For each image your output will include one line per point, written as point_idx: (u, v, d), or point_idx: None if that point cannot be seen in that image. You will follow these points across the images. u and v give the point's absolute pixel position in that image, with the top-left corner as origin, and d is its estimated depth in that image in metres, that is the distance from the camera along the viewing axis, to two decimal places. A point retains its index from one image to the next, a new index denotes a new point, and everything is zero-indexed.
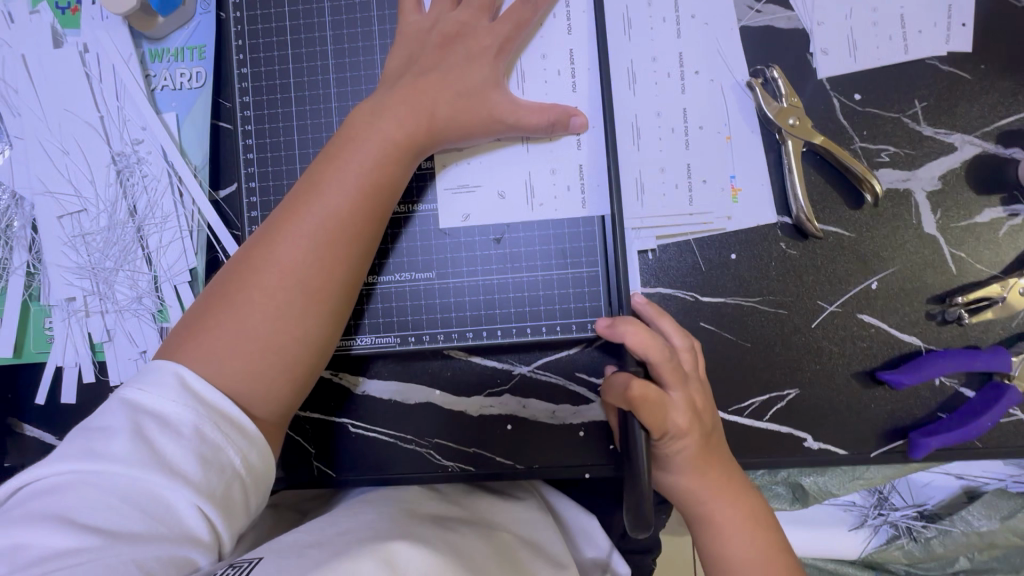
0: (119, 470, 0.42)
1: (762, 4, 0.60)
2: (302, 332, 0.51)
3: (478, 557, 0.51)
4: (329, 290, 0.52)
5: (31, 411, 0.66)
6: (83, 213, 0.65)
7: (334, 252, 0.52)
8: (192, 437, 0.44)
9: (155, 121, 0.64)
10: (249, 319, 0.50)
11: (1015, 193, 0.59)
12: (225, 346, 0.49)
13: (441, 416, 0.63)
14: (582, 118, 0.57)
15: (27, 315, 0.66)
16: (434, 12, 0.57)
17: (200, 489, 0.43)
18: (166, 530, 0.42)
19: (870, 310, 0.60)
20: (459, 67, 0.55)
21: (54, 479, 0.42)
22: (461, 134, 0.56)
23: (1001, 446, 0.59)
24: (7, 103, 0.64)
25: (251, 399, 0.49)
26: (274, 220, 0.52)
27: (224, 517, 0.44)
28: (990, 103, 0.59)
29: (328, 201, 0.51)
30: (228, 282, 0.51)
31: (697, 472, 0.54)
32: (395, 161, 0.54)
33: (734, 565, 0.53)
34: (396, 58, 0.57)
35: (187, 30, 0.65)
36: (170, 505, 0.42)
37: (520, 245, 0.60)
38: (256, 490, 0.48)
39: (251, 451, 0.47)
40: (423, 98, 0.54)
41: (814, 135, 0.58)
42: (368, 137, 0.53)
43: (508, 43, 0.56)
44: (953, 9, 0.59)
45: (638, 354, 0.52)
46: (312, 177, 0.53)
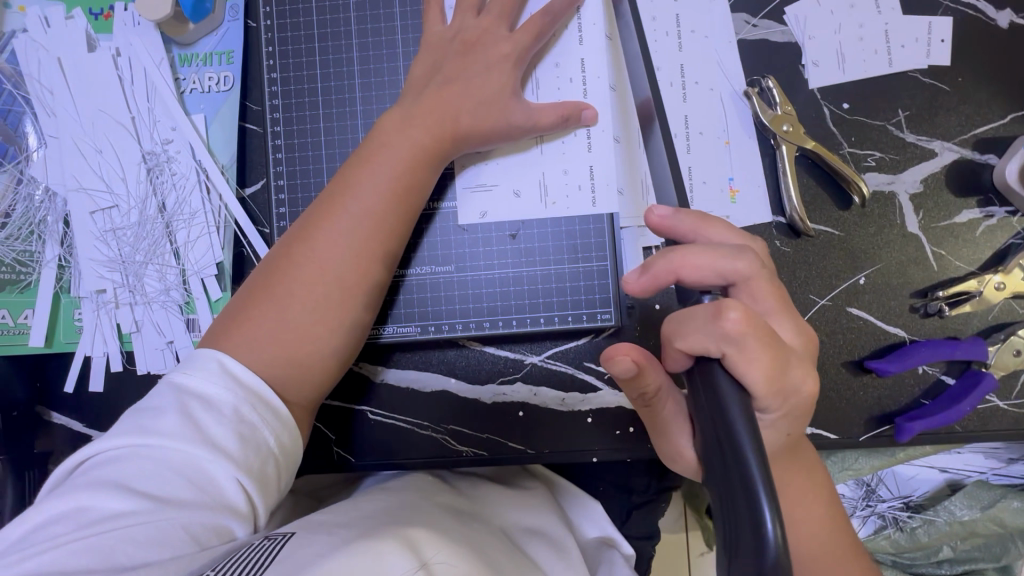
0: (167, 444, 0.46)
1: (758, 19, 0.65)
2: (337, 324, 0.55)
3: (491, 547, 0.53)
4: (362, 285, 0.56)
5: (59, 399, 0.69)
6: (114, 209, 0.68)
7: (367, 250, 0.56)
8: (233, 416, 0.48)
9: (185, 122, 0.67)
10: (289, 310, 0.54)
11: (991, 196, 0.64)
12: (266, 336, 0.53)
13: (457, 402, 0.67)
14: (593, 111, 0.62)
15: (57, 306, 0.69)
16: (456, 23, 0.61)
17: (240, 464, 0.46)
18: (209, 499, 0.45)
19: (858, 304, 0.64)
20: (480, 74, 0.59)
21: (111, 451, 0.46)
22: (481, 137, 0.60)
23: (980, 432, 0.64)
24: (43, 103, 0.68)
25: (289, 384, 0.53)
26: (310, 219, 0.56)
27: (261, 491, 0.48)
28: (966, 113, 0.64)
29: (363, 202, 0.55)
30: (267, 276, 0.55)
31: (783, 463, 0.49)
32: (424, 165, 0.58)
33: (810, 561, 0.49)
34: (421, 66, 0.61)
35: (216, 36, 0.68)
36: (213, 478, 0.46)
37: (534, 241, 0.64)
38: (287, 468, 0.51)
39: (284, 432, 0.51)
40: (448, 105, 0.58)
41: (806, 140, 0.63)
42: (399, 143, 0.57)
43: (525, 52, 0.60)
44: (933, 26, 0.64)
45: (706, 277, 0.43)
46: (346, 179, 0.56)
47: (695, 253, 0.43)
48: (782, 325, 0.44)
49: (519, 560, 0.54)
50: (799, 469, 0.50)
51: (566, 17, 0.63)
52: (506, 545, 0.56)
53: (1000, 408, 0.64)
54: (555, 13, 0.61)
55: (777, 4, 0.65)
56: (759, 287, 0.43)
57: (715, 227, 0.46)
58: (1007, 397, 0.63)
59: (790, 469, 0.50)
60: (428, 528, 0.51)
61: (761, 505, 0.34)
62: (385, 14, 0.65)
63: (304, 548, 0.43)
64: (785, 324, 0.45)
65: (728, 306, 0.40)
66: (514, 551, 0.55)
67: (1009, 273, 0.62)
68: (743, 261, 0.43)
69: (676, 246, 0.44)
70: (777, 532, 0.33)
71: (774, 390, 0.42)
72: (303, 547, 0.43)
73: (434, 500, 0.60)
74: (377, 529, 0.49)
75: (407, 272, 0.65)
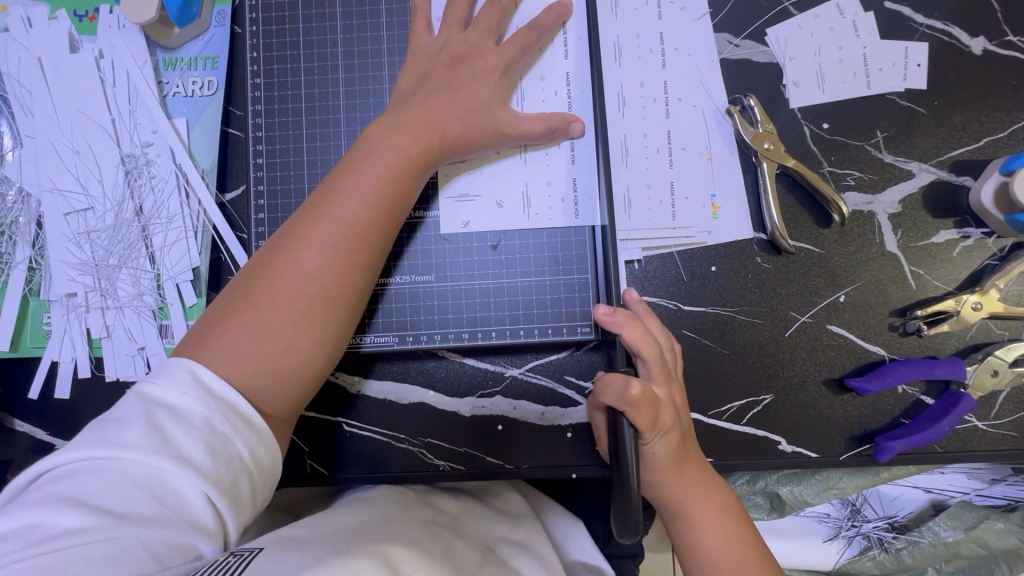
0: (133, 457, 0.44)
1: (740, 40, 0.66)
2: (321, 334, 0.54)
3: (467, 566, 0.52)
4: (345, 294, 0.55)
5: (23, 406, 0.66)
6: (90, 211, 0.66)
7: (351, 259, 0.55)
8: (204, 427, 0.47)
9: (166, 125, 0.66)
10: (269, 321, 0.52)
11: (967, 217, 0.65)
12: (246, 346, 0.52)
13: (435, 415, 0.66)
14: (580, 125, 0.62)
15: (25, 309, 0.67)
16: (443, 35, 0.62)
17: (210, 477, 0.45)
18: (173, 515, 0.44)
19: (839, 321, 0.64)
20: (466, 85, 0.59)
21: (72, 466, 0.45)
22: (465, 147, 0.60)
23: (960, 451, 0.63)
24: (21, 103, 0.66)
25: (269, 395, 0.52)
26: (294, 227, 0.55)
27: (231, 507, 0.46)
28: (942, 136, 0.65)
29: (349, 211, 0.55)
30: (248, 284, 0.54)
31: (674, 470, 0.56)
32: (410, 174, 0.57)
33: (710, 556, 0.55)
34: (408, 76, 0.61)
35: (201, 41, 0.68)
36: (179, 492, 0.44)
37: (516, 252, 0.64)
38: (261, 483, 0.50)
39: (259, 445, 0.50)
40: (435, 116, 0.58)
41: (787, 158, 0.63)
42: (385, 151, 0.57)
43: (511, 66, 0.61)
44: (909, 51, 0.66)
45: (631, 348, 0.55)
46: (331, 188, 0.56)
47: (624, 328, 0.55)
48: (665, 391, 0.55)
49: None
50: (699, 484, 0.56)
51: (552, 31, 0.63)
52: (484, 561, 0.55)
53: (979, 429, 0.63)
54: (542, 29, 0.62)
55: (759, 25, 0.66)
56: (655, 368, 0.55)
57: (652, 321, 0.59)
58: (986, 417, 0.63)
59: (685, 473, 0.56)
60: (397, 544, 0.49)
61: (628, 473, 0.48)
62: (372, 24, 0.65)
63: (268, 565, 0.42)
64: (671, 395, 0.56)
65: (633, 380, 0.51)
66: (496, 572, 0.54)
67: (985, 294, 0.62)
68: (652, 348, 0.55)
69: (629, 322, 0.56)
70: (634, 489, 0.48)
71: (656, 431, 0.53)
72: (266, 565, 0.42)
73: (411, 515, 0.59)
74: (346, 546, 0.47)
75: (388, 281, 0.64)
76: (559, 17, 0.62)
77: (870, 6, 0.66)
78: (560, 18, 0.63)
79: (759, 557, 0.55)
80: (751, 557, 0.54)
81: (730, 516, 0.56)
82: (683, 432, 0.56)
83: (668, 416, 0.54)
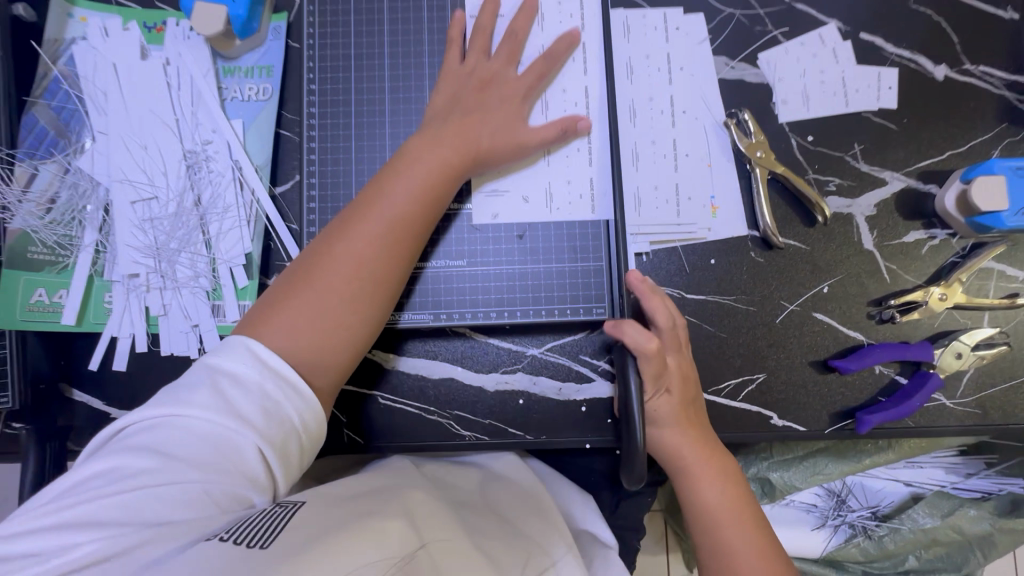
0: (198, 416, 0.50)
1: (736, 62, 0.76)
2: (364, 316, 0.61)
3: (485, 535, 0.59)
4: (387, 282, 0.62)
5: (83, 377, 0.72)
6: (153, 200, 0.74)
7: (395, 250, 0.62)
8: (258, 392, 0.53)
9: (225, 125, 0.74)
10: (323, 301, 0.59)
11: (933, 220, 0.74)
12: (300, 323, 0.58)
13: (462, 389, 0.73)
14: (586, 121, 0.70)
15: (89, 289, 0.73)
16: (470, 63, 0.70)
17: (262, 435, 0.51)
18: (232, 467, 0.50)
19: (823, 309, 0.73)
20: (493, 106, 0.68)
21: (142, 421, 0.51)
22: (501, 155, 0.68)
23: (929, 427, 0.71)
24: (95, 102, 0.74)
25: (318, 368, 0.59)
26: (346, 221, 0.62)
27: (281, 463, 0.52)
28: (911, 149, 0.75)
29: (394, 208, 0.62)
30: (302, 271, 0.60)
31: (680, 429, 0.65)
32: (447, 180, 0.65)
33: (710, 509, 0.63)
34: (443, 95, 0.69)
35: (258, 52, 0.76)
36: (237, 449, 0.50)
37: (539, 242, 0.72)
38: (308, 445, 0.56)
39: (306, 411, 0.55)
40: (468, 131, 0.66)
41: (776, 165, 0.72)
42: (427, 157, 0.64)
43: (532, 89, 0.70)
44: (882, 76, 0.75)
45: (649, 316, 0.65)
46: (379, 187, 0.63)
47: (647, 297, 0.65)
48: (674, 358, 0.65)
49: (510, 541, 0.60)
50: (703, 446, 0.65)
51: (572, 52, 0.72)
52: (500, 529, 0.62)
53: (946, 407, 0.72)
54: (557, 55, 0.71)
55: (752, 50, 0.76)
56: (670, 337, 0.65)
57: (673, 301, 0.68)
58: (952, 396, 0.72)
59: (689, 432, 0.65)
60: (420, 513, 0.56)
61: (635, 427, 0.60)
62: (415, 41, 0.74)
63: (313, 521, 0.48)
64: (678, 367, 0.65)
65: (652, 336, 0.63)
66: (511, 535, 0.61)
67: (949, 286, 0.71)
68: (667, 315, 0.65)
69: (655, 293, 0.65)
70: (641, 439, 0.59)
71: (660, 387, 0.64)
72: (312, 520, 0.48)
73: (435, 489, 0.65)
74: (373, 508, 0.53)
75: (425, 264, 0.72)
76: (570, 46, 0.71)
77: (849, 36, 0.76)
78: (572, 46, 0.72)
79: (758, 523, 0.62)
80: (746, 513, 0.63)
81: (733, 484, 0.64)
82: (688, 397, 0.66)
83: (675, 379, 0.65)
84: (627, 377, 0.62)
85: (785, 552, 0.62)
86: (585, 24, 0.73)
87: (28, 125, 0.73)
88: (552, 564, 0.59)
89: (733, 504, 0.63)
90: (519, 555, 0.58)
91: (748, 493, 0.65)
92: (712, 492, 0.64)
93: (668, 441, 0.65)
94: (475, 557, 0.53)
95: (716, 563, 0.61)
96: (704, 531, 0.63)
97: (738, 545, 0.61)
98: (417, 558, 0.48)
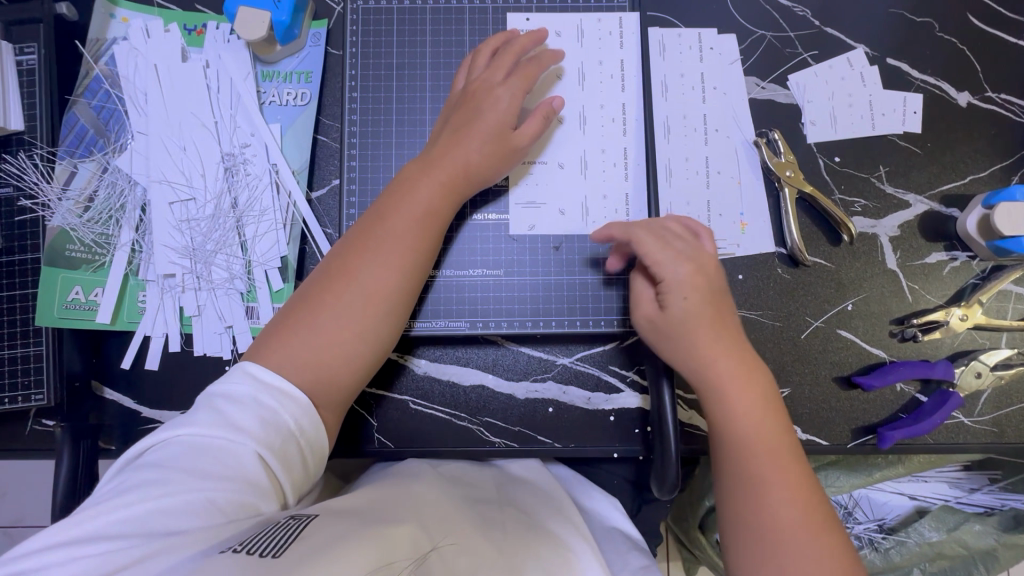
0: (197, 432, 0.50)
1: (766, 83, 0.78)
2: (360, 331, 0.58)
3: (507, 532, 0.57)
4: (383, 296, 0.59)
5: (114, 375, 0.73)
6: (191, 201, 0.74)
7: (388, 264, 0.60)
8: (253, 403, 0.52)
9: (264, 129, 0.75)
10: (315, 320, 0.58)
11: (954, 242, 0.76)
12: (296, 343, 0.57)
13: (493, 396, 0.73)
14: (560, 100, 0.69)
15: (124, 288, 0.74)
16: (466, 82, 0.69)
17: (260, 440, 0.50)
18: (233, 474, 0.48)
19: (847, 327, 0.74)
20: (484, 115, 0.66)
21: (146, 443, 0.50)
22: (490, 169, 0.66)
23: (947, 444, 0.73)
24: (136, 102, 0.75)
25: (316, 387, 0.56)
26: (345, 244, 0.62)
27: (283, 468, 0.51)
28: (934, 172, 0.77)
29: (392, 224, 0.61)
30: (304, 295, 0.60)
31: (708, 331, 0.61)
32: (448, 196, 0.64)
33: (744, 430, 0.58)
34: (439, 122, 0.69)
35: (298, 58, 0.77)
36: (235, 457, 0.49)
37: (575, 253, 0.73)
38: (311, 452, 0.54)
39: (304, 417, 0.54)
40: (458, 147, 0.65)
41: (805, 185, 0.74)
42: (420, 175, 0.64)
43: (518, 96, 0.67)
44: (908, 100, 0.78)
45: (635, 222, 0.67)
46: (379, 209, 0.63)
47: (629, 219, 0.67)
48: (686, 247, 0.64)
49: (540, 540, 0.57)
50: (723, 348, 0.61)
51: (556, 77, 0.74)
52: (523, 525, 0.59)
53: (965, 424, 0.74)
54: (542, 64, 0.70)
55: (783, 71, 0.78)
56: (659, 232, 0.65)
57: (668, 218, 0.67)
58: (971, 414, 0.74)
59: (711, 329, 0.61)
60: (432, 519, 0.54)
61: (668, 444, 0.62)
62: (455, 52, 0.75)
63: (328, 525, 0.46)
64: (708, 253, 0.64)
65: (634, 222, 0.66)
66: (537, 532, 0.58)
67: (969, 307, 0.73)
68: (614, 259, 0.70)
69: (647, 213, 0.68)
70: (674, 455, 0.62)
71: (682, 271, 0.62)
72: (326, 525, 0.47)
73: (451, 489, 0.64)
74: (383, 514, 0.52)
75: (456, 273, 0.73)
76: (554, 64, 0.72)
77: (876, 60, 0.78)
78: (557, 62, 0.72)
79: (791, 446, 0.58)
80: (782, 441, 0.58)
81: (771, 406, 0.60)
82: (711, 291, 0.63)
83: (690, 269, 0.62)
84: (661, 394, 0.64)
85: (818, 484, 0.58)
86: (624, 43, 0.75)
87: (68, 124, 0.74)
88: (580, 558, 0.56)
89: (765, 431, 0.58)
90: (550, 554, 0.55)
91: (783, 419, 0.60)
92: (750, 408, 0.59)
93: (696, 346, 0.61)
94: (489, 554, 0.51)
95: (740, 481, 0.57)
96: (729, 450, 0.59)
97: (766, 466, 0.57)
98: (428, 561, 0.47)
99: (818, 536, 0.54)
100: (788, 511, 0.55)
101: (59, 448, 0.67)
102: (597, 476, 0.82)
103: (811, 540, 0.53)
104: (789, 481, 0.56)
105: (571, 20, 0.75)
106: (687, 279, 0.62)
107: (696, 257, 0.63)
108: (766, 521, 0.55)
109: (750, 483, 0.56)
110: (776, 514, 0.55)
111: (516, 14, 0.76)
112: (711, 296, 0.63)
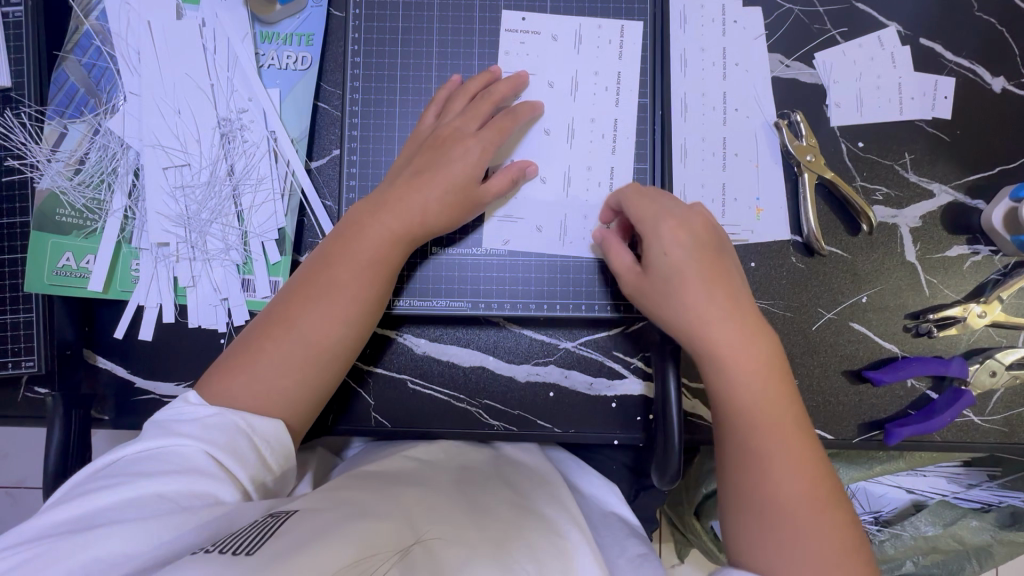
0: (143, 443, 0.49)
1: (791, 61, 0.74)
2: (300, 383, 0.56)
3: (495, 519, 0.55)
4: (326, 347, 0.57)
5: (107, 344, 0.71)
6: (186, 167, 0.71)
7: (332, 315, 0.58)
8: (198, 413, 0.51)
9: (262, 94, 0.71)
10: (254, 366, 0.55)
11: (977, 235, 0.73)
12: (233, 390, 0.54)
13: (492, 378, 0.72)
14: (533, 169, 0.68)
15: (116, 255, 0.72)
16: (438, 121, 0.67)
17: (206, 439, 0.49)
18: (181, 473, 0.47)
19: (860, 319, 0.72)
20: (447, 164, 0.63)
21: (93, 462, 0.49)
22: (445, 225, 0.64)
23: (953, 442, 0.72)
24: (128, 62, 0.71)
25: None
26: (292, 287, 0.59)
27: (235, 460, 0.50)
28: (962, 162, 0.74)
29: (339, 271, 0.59)
30: (260, 329, 0.57)
31: (722, 297, 0.59)
32: (401, 245, 0.62)
33: (745, 396, 0.56)
34: (402, 158, 0.67)
35: (298, 19, 0.72)
36: (183, 458, 0.48)
37: (582, 237, 0.71)
38: (272, 449, 0.53)
39: (257, 418, 0.53)
40: (415, 193, 0.62)
41: (826, 171, 0.70)
42: (372, 216, 0.61)
43: (487, 151, 0.64)
44: (939, 84, 0.73)
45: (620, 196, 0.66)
46: (328, 252, 0.60)
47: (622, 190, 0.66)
48: (672, 207, 0.62)
49: (530, 525, 0.55)
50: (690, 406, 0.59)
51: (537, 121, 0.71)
52: (512, 511, 0.57)
53: (973, 422, 0.72)
54: (516, 117, 0.66)
55: (810, 48, 0.74)
56: (642, 198, 0.63)
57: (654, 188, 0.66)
58: (981, 413, 0.72)
59: (714, 301, 0.58)
60: (418, 508, 0.52)
61: (670, 432, 0.60)
62: (466, 16, 0.71)
63: (309, 519, 0.45)
64: (699, 210, 0.62)
65: (629, 190, 0.65)
66: (528, 518, 0.57)
67: (989, 304, 0.70)
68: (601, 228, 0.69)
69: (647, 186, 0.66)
70: (677, 445, 0.60)
71: (667, 232, 0.60)
72: (306, 518, 0.46)
73: (438, 472, 0.62)
74: (374, 505, 0.50)
75: (458, 251, 0.71)
76: (532, 116, 0.69)
77: (908, 40, 0.74)
78: (535, 113, 0.69)
79: (794, 416, 0.56)
80: (785, 410, 0.56)
81: (777, 373, 0.57)
82: (712, 249, 0.61)
83: (675, 229, 0.60)
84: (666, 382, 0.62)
85: (827, 461, 0.56)
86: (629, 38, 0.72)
87: (58, 82, 0.71)
88: (574, 551, 0.55)
89: (770, 404, 0.56)
90: (540, 541, 0.53)
91: (789, 387, 0.58)
92: (750, 375, 0.56)
93: (697, 314, 0.58)
94: (476, 542, 0.50)
95: (740, 455, 0.56)
96: (734, 419, 0.57)
97: (770, 440, 0.55)
98: (412, 553, 0.45)
99: (826, 508, 0.53)
100: (794, 485, 0.53)
101: (50, 416, 0.65)
102: (595, 461, 0.81)
103: (821, 516, 0.52)
104: (797, 456, 0.54)
105: (569, 25, 0.72)
106: (671, 234, 0.59)
107: (685, 216, 0.61)
108: (769, 503, 0.53)
109: (749, 459, 0.55)
110: (783, 485, 0.53)
111: (512, 12, 0.72)
112: (707, 257, 0.60)
